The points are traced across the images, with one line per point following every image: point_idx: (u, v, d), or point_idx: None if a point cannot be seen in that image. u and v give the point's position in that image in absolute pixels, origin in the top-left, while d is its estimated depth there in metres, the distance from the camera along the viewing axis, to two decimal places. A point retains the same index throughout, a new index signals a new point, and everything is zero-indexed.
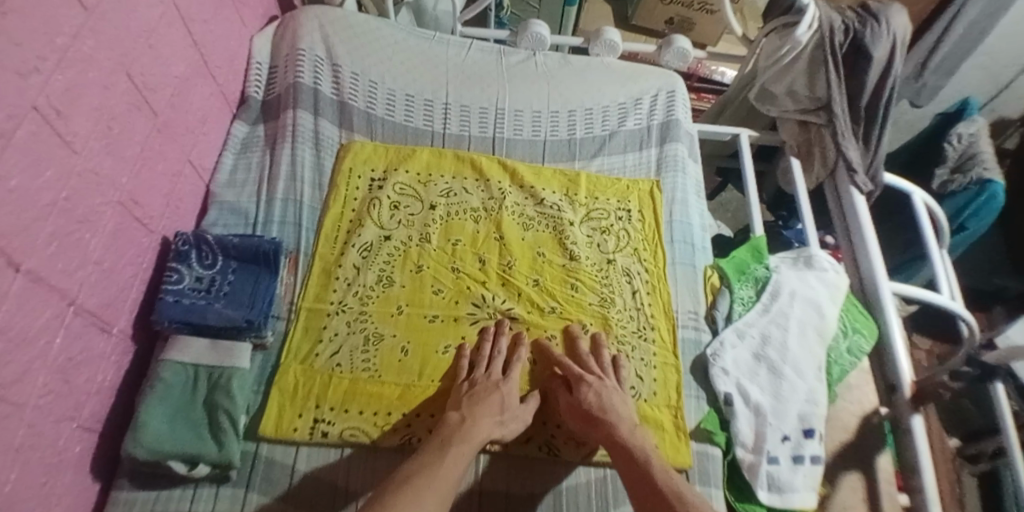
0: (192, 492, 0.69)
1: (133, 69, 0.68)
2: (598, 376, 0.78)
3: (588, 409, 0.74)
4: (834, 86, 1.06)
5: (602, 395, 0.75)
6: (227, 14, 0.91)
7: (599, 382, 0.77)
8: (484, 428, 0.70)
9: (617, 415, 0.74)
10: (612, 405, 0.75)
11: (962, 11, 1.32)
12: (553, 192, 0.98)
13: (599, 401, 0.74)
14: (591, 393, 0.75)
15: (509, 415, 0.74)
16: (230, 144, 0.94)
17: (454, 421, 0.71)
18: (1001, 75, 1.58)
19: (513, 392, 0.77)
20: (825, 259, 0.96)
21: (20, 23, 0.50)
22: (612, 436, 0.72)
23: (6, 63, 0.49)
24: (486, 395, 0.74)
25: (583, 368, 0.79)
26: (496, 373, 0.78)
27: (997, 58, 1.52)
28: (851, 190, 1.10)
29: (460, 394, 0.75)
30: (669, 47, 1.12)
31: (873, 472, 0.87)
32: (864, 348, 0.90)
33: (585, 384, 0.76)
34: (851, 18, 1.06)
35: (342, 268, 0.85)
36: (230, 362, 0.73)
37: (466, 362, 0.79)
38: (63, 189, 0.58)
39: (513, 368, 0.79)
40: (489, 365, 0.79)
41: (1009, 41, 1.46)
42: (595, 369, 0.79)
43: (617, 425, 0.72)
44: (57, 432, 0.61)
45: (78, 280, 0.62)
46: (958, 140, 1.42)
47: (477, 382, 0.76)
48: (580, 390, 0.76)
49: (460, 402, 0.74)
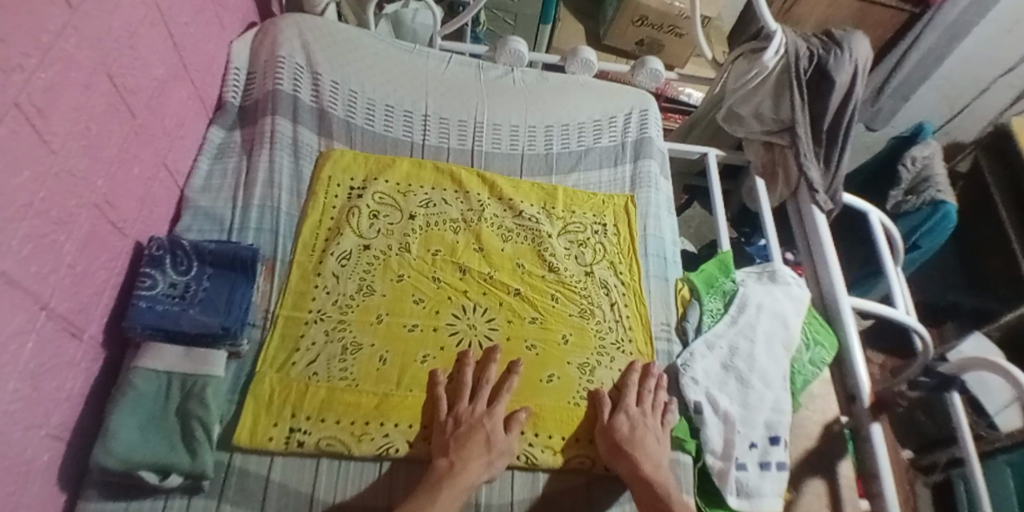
0: (163, 502, 0.67)
1: (114, 69, 0.68)
2: (642, 411, 0.81)
3: (618, 439, 0.77)
4: (798, 108, 1.12)
5: (636, 429, 0.79)
6: (207, 17, 0.92)
7: (639, 416, 0.80)
8: (473, 472, 0.70)
9: (642, 452, 0.76)
10: (641, 439, 0.78)
11: (920, 35, 1.46)
12: (531, 205, 1.00)
13: (631, 432, 0.78)
14: (626, 423, 0.79)
15: (496, 454, 0.73)
16: (206, 149, 0.94)
17: (444, 466, 0.70)
18: (959, 99, 1.74)
19: (499, 427, 0.76)
20: (787, 274, 1.01)
21: (5, 21, 0.50)
22: (636, 471, 0.74)
23: None
24: (472, 434, 0.74)
25: (634, 399, 0.83)
26: (481, 406, 0.77)
27: (954, 84, 1.69)
28: (812, 209, 1.16)
29: (445, 435, 0.74)
30: (643, 68, 1.17)
31: (835, 479, 0.91)
32: (825, 359, 0.95)
33: (623, 413, 0.80)
34: (815, 45, 1.13)
35: (321, 276, 0.85)
36: (206, 370, 0.73)
37: (442, 390, 0.78)
38: (39, 191, 0.57)
39: (501, 398, 0.78)
40: (473, 399, 0.78)
41: (961, 67, 1.63)
42: (643, 404, 0.82)
43: (642, 462, 0.75)
44: (26, 440, 0.59)
45: (51, 284, 0.61)
46: (913, 163, 1.51)
47: (463, 420, 0.75)
48: (617, 417, 0.80)
49: (447, 446, 0.73)
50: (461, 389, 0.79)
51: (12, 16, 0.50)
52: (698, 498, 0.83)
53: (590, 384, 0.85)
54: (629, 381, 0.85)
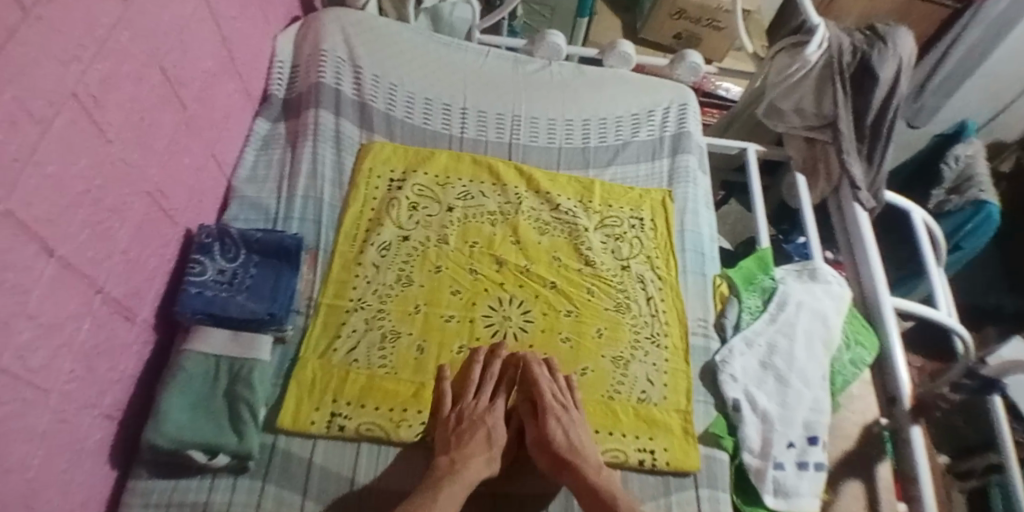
0: (210, 482, 0.69)
1: (165, 62, 0.71)
2: (569, 411, 0.77)
3: (558, 450, 0.73)
4: (841, 103, 1.10)
5: (570, 433, 0.74)
6: (253, 11, 0.94)
7: (566, 417, 0.76)
8: (474, 471, 0.70)
9: (585, 456, 0.73)
10: (580, 443, 0.74)
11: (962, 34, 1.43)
12: (568, 198, 1.00)
13: (568, 440, 0.74)
14: (559, 430, 0.74)
15: (496, 449, 0.75)
16: (252, 140, 0.96)
17: (444, 464, 0.71)
18: (1004, 96, 1.61)
19: (498, 423, 0.78)
20: (828, 272, 0.98)
21: (61, 14, 0.52)
22: (581, 482, 0.71)
23: (45, 51, 0.50)
24: (474, 431, 0.75)
25: (553, 398, 0.77)
26: (483, 402, 0.79)
27: (1001, 80, 1.55)
28: (855, 206, 1.12)
29: (447, 430, 0.75)
30: (681, 62, 1.16)
31: (873, 480, 0.89)
32: (866, 360, 0.92)
33: (553, 420, 0.75)
34: (858, 39, 1.11)
35: (362, 265, 0.87)
36: (252, 354, 0.75)
37: (466, 379, 0.80)
38: (95, 179, 0.60)
39: (501, 395, 0.81)
40: (477, 393, 0.80)
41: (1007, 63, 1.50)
42: (566, 401, 0.77)
43: (586, 469, 0.72)
44: (80, 419, 0.62)
45: (106, 269, 0.63)
46: (956, 162, 1.45)
47: (466, 416, 0.76)
48: (547, 425, 0.75)
49: (448, 443, 0.73)
50: (467, 384, 0.80)
51: (67, 8, 0.52)
52: (734, 495, 0.82)
53: (625, 377, 0.85)
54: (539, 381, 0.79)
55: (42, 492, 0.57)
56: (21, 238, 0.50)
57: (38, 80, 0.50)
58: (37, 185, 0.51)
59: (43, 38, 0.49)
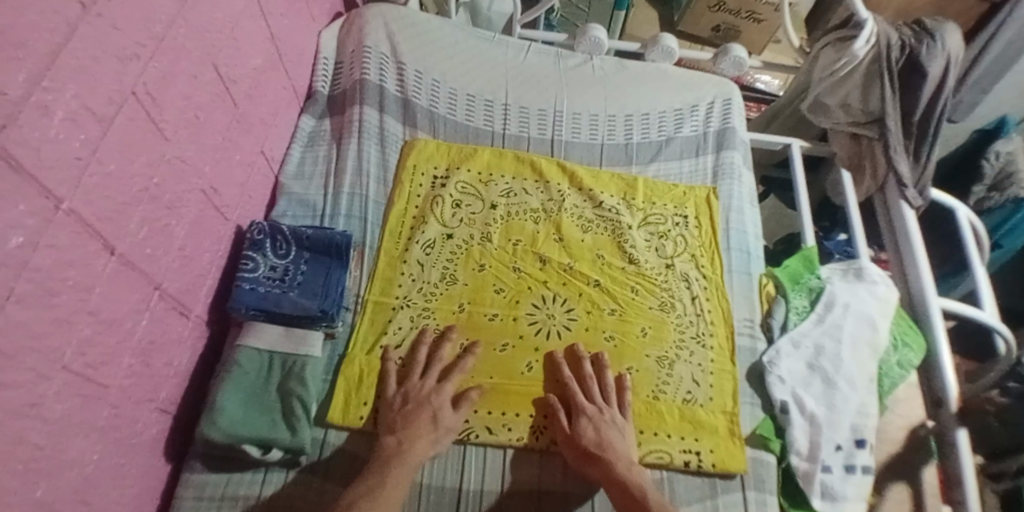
0: (262, 476, 0.71)
1: (218, 59, 0.71)
2: (598, 408, 0.77)
3: (586, 446, 0.72)
4: (889, 100, 1.06)
5: (601, 431, 0.74)
6: (299, 8, 0.95)
7: (599, 416, 0.75)
8: (419, 452, 0.69)
9: (614, 453, 0.72)
10: (610, 441, 0.73)
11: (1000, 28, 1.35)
12: (611, 196, 0.99)
13: (598, 438, 0.73)
14: (589, 427, 0.74)
15: (443, 431, 0.72)
16: (299, 137, 0.97)
17: (392, 444, 0.70)
18: None
19: (445, 404, 0.74)
20: (875, 272, 0.95)
21: (120, 11, 0.52)
22: (609, 474, 0.70)
23: (106, 50, 0.51)
24: (418, 412, 0.73)
25: (586, 397, 0.78)
26: (430, 381, 0.76)
27: None
28: (902, 206, 1.08)
29: (393, 412, 0.73)
30: (726, 55, 1.12)
31: (918, 485, 0.87)
32: (913, 362, 0.90)
33: (584, 419, 0.75)
34: (906, 35, 1.07)
35: (408, 263, 0.87)
36: (304, 350, 0.76)
37: (421, 355, 0.79)
38: (153, 177, 0.61)
39: (451, 376, 0.77)
40: (424, 373, 0.77)
41: None
42: (597, 402, 0.77)
43: (616, 464, 0.71)
44: (137, 413, 0.63)
45: (163, 266, 0.64)
46: (996, 158, 1.36)
47: (412, 395, 0.75)
48: (580, 425, 0.75)
49: (393, 424, 0.72)
50: (414, 365, 0.78)
51: (125, 5, 0.53)
52: (781, 498, 0.81)
53: (670, 378, 0.84)
54: (567, 377, 0.80)
55: (99, 486, 0.58)
56: (84, 236, 0.51)
57: (100, 77, 0.50)
58: (98, 183, 0.52)
59: (103, 35, 0.50)
